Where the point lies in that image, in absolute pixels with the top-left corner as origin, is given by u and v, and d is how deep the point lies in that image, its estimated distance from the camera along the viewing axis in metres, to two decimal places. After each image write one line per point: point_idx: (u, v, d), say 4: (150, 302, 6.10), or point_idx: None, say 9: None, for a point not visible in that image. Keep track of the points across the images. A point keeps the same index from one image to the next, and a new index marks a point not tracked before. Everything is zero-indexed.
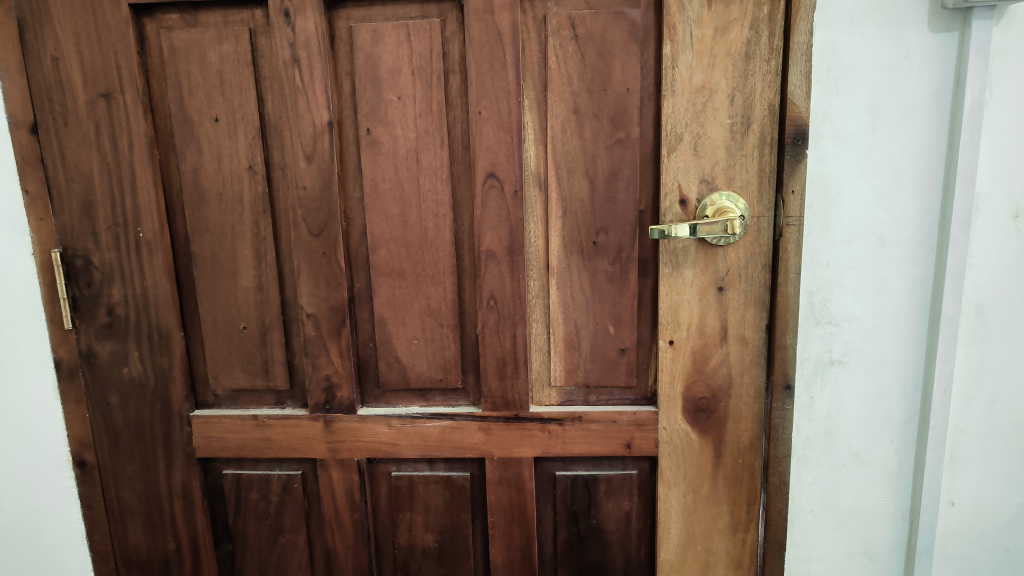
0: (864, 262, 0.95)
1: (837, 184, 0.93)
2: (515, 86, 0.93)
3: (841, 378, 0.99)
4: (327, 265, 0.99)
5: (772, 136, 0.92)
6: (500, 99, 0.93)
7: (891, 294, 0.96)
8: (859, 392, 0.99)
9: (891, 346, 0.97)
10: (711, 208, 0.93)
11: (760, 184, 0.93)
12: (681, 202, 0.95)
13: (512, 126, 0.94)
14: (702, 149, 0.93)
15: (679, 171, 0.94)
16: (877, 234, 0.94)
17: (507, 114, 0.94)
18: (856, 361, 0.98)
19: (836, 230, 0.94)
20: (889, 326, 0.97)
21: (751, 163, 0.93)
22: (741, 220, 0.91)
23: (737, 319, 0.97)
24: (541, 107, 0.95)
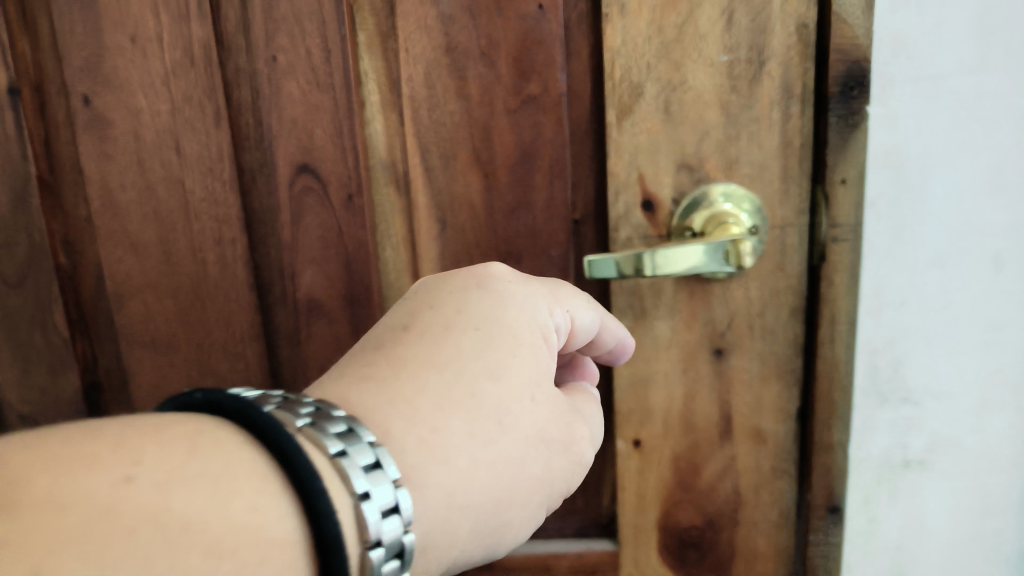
0: (964, 302, 0.56)
1: (920, 169, 0.53)
2: (333, 8, 0.51)
3: (922, 488, 0.61)
4: (42, 337, 0.60)
5: (805, 81, 0.50)
6: (311, 33, 0.51)
7: (1008, 352, 0.57)
8: (950, 507, 0.62)
9: (1004, 435, 0.60)
10: (704, 216, 0.52)
11: (783, 172, 0.52)
12: (645, 204, 0.54)
13: (333, 79, 0.52)
14: (678, 109, 0.52)
15: (638, 150, 0.53)
16: (988, 254, 0.55)
17: (322, 59, 0.52)
18: (944, 458, 0.61)
19: (916, 250, 0.55)
20: (1002, 403, 0.59)
21: (768, 131, 0.52)
22: (753, 239, 0.51)
23: (745, 402, 0.58)
24: (389, 47, 0.53)
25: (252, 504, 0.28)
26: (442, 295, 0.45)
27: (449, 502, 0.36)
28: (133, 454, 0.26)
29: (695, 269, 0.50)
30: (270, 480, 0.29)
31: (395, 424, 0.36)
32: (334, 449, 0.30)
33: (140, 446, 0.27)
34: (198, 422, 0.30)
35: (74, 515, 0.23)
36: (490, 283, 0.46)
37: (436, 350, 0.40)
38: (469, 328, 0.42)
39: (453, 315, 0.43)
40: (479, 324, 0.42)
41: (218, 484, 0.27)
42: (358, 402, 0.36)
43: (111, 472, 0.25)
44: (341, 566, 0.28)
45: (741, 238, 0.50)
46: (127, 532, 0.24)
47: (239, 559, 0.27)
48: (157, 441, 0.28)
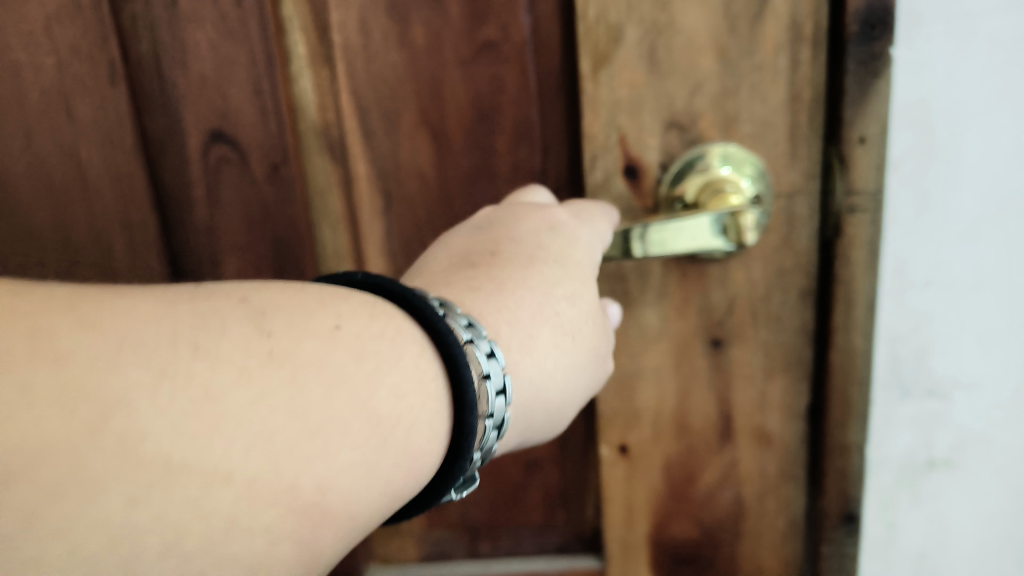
0: (1002, 280, 0.48)
1: (954, 124, 0.44)
2: None
3: (950, 489, 0.54)
4: None
5: (817, 20, 0.42)
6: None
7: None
8: (981, 511, 0.54)
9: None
10: (699, 184, 0.44)
11: (791, 131, 0.44)
12: (628, 171, 0.45)
13: (248, 27, 0.43)
14: (666, 57, 0.43)
15: (620, 106, 0.44)
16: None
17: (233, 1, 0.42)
18: (974, 457, 0.53)
19: (947, 220, 0.46)
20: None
21: (774, 81, 0.43)
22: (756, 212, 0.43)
23: (748, 400, 0.50)
24: None
25: (416, 379, 0.28)
26: (508, 220, 0.41)
27: (536, 400, 0.35)
28: (316, 311, 0.27)
29: (686, 247, 0.42)
30: (428, 350, 0.29)
31: (502, 326, 0.34)
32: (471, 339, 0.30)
33: (317, 310, 0.27)
34: (347, 299, 0.28)
35: (256, 365, 0.24)
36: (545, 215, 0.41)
37: (522, 272, 0.37)
38: (546, 262, 0.38)
39: (521, 240, 0.39)
40: (556, 256, 0.39)
41: (384, 356, 0.27)
42: (474, 308, 0.34)
43: (324, 319, 0.27)
44: (471, 423, 0.29)
45: (744, 209, 0.41)
46: (302, 402, 0.24)
47: (388, 433, 0.27)
48: (333, 302, 0.28)
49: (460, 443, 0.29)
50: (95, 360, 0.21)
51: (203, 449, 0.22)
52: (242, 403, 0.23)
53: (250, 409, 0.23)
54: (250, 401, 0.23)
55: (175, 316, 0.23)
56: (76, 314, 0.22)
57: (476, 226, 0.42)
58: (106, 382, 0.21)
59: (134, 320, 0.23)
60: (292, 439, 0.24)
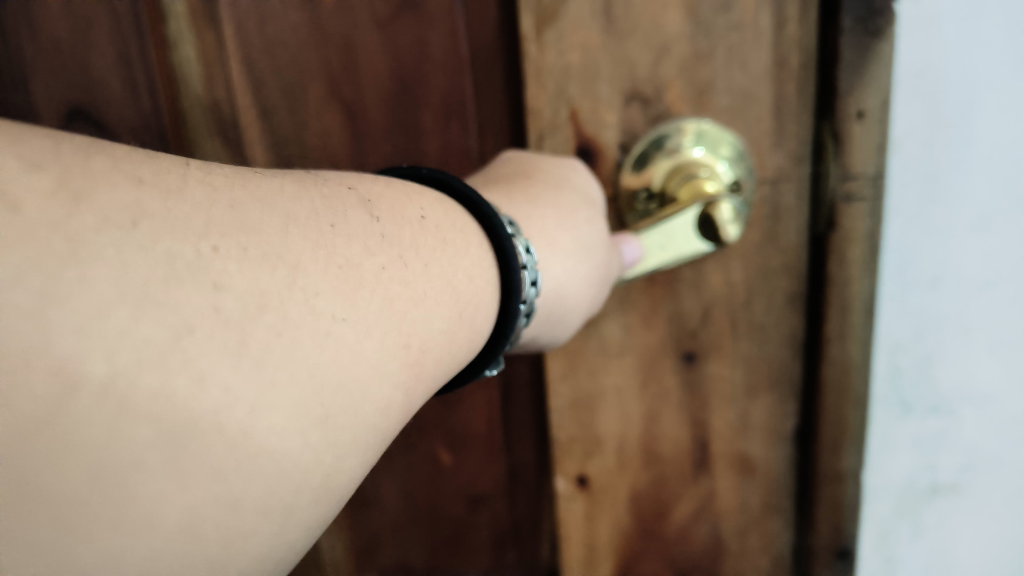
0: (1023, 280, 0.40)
1: (966, 93, 0.37)
2: None
3: (959, 518, 0.46)
4: None
5: None
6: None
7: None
8: (997, 544, 0.46)
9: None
10: (665, 174, 0.37)
11: (775, 105, 0.36)
12: (583, 156, 0.37)
13: None
14: (625, 14, 0.35)
15: (570, 74, 0.36)
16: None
17: None
18: (988, 484, 0.45)
19: (956, 209, 0.39)
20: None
21: (757, 43, 0.35)
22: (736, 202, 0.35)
23: (727, 423, 0.42)
24: None
25: (479, 263, 0.26)
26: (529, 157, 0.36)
27: (562, 299, 0.32)
28: (399, 201, 0.24)
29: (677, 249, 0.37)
30: (484, 243, 0.27)
31: (536, 231, 0.32)
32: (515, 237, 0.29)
33: (394, 199, 0.24)
34: (419, 194, 0.26)
35: (362, 248, 0.21)
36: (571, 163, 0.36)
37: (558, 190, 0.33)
38: (573, 189, 0.34)
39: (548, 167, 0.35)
40: (580, 185, 0.35)
41: (459, 246, 0.26)
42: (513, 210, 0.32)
43: (411, 210, 0.24)
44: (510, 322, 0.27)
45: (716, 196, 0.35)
46: (399, 287, 0.22)
47: (459, 313, 0.24)
48: (401, 194, 0.25)
49: (499, 329, 0.27)
50: (257, 229, 0.18)
51: (333, 331, 0.19)
52: (363, 275, 0.21)
53: (365, 299, 0.20)
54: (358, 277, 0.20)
55: (301, 192, 0.21)
56: (230, 185, 0.19)
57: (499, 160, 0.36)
58: (267, 263, 0.18)
59: (273, 190, 0.20)
60: (396, 319, 0.21)
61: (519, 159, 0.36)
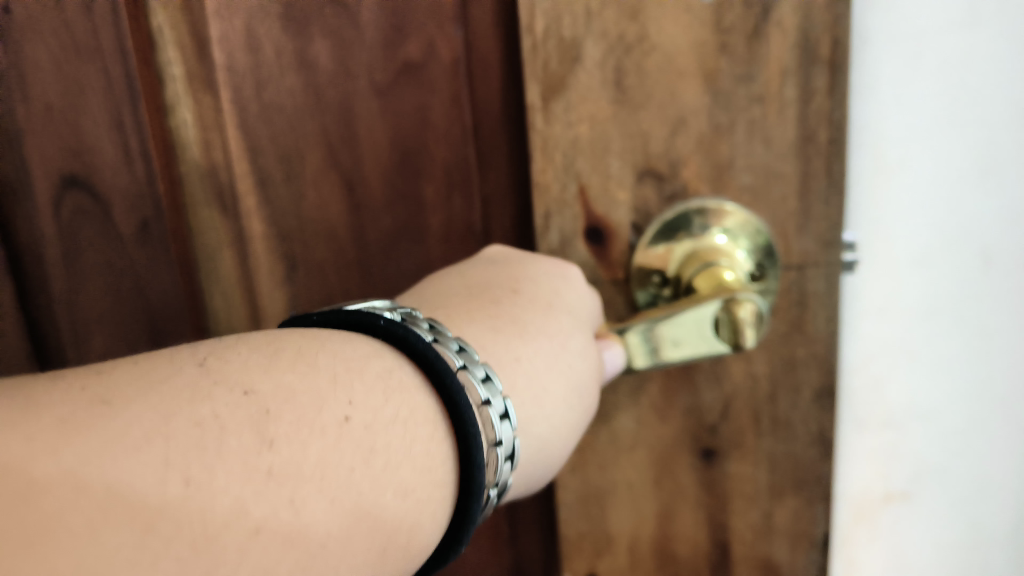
0: (965, 290, 0.37)
1: (930, 93, 0.34)
2: None
3: (909, 543, 0.43)
4: None
5: (836, 34, 0.32)
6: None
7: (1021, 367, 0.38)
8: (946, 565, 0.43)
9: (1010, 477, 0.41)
10: (682, 264, 0.34)
11: (801, 182, 0.34)
12: (592, 235, 0.35)
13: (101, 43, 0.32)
14: (637, 83, 0.33)
15: (580, 148, 0.34)
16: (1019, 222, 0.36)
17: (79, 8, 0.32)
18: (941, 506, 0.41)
19: (901, 219, 0.36)
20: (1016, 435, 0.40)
21: (780, 119, 0.33)
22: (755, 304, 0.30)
23: (750, 526, 0.38)
24: None
25: (424, 434, 0.22)
26: (514, 263, 0.33)
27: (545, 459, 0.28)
28: (309, 359, 0.21)
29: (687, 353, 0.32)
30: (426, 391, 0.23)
31: (520, 376, 0.28)
32: (466, 366, 0.24)
33: (318, 359, 0.22)
34: (338, 343, 0.22)
35: (258, 439, 0.19)
36: (559, 267, 0.32)
37: (543, 321, 0.30)
38: (564, 311, 0.31)
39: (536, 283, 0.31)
40: (569, 303, 0.31)
41: (384, 401, 0.22)
42: (493, 353, 0.28)
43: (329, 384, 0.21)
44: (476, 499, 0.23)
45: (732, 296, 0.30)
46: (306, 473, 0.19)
47: (395, 481, 0.21)
48: (326, 350, 0.22)
49: (461, 502, 0.23)
50: (125, 441, 0.17)
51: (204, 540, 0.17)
52: (259, 474, 0.18)
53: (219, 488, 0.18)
54: (272, 448, 0.19)
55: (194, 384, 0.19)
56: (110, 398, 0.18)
57: (472, 268, 0.33)
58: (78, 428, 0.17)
59: (151, 395, 0.18)
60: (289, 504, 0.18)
61: (501, 270, 0.32)
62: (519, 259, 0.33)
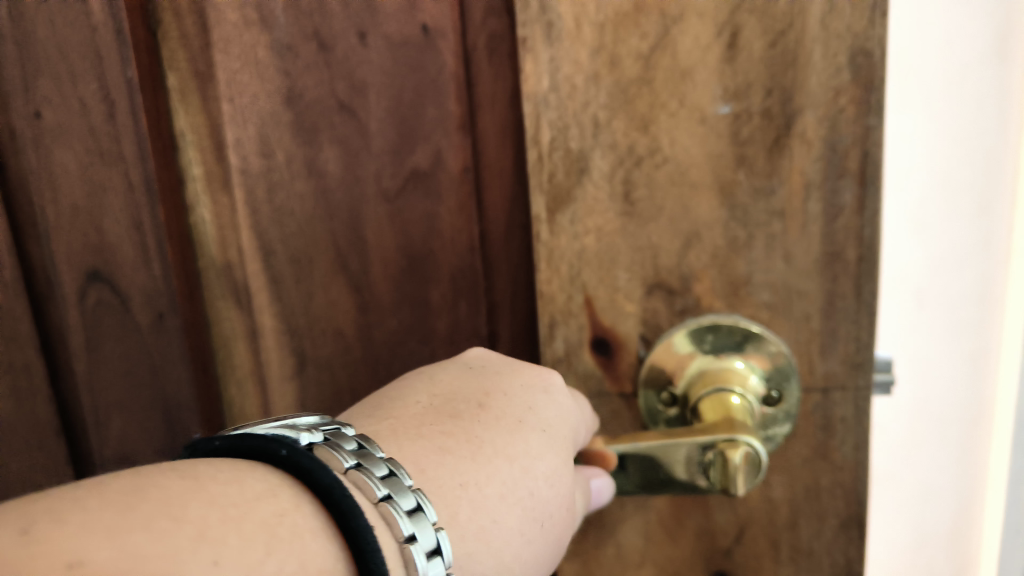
0: (974, 226, 0.43)
1: (963, 120, 0.41)
2: (108, 40, 0.33)
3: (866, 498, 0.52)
4: None
5: (866, 148, 0.30)
6: (85, 80, 0.33)
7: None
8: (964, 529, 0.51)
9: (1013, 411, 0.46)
10: (687, 383, 0.32)
11: (826, 302, 0.31)
12: (598, 348, 0.33)
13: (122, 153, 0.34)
14: (647, 196, 0.31)
15: (586, 260, 0.32)
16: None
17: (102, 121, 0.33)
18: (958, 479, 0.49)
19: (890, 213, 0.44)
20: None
21: (803, 237, 0.31)
22: (755, 450, 0.28)
23: None
24: (202, 96, 0.34)
25: None
26: (494, 371, 0.31)
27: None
28: (190, 498, 0.20)
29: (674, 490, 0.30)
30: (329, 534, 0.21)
31: (463, 504, 0.26)
32: (389, 497, 0.23)
33: (187, 509, 0.20)
34: (231, 481, 0.21)
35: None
36: (541, 375, 0.31)
37: (506, 438, 0.28)
38: (536, 429, 0.29)
39: (513, 395, 0.30)
40: (546, 419, 0.29)
41: (274, 549, 0.20)
42: (435, 477, 0.26)
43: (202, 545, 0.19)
44: None
45: (728, 438, 0.28)
46: None
47: None
48: (204, 496, 0.20)
49: None
50: None
51: None
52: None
53: None
54: None
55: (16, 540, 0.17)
56: None
57: (447, 373, 0.32)
58: None
59: None
60: None
61: (477, 378, 0.31)
62: (501, 367, 0.32)
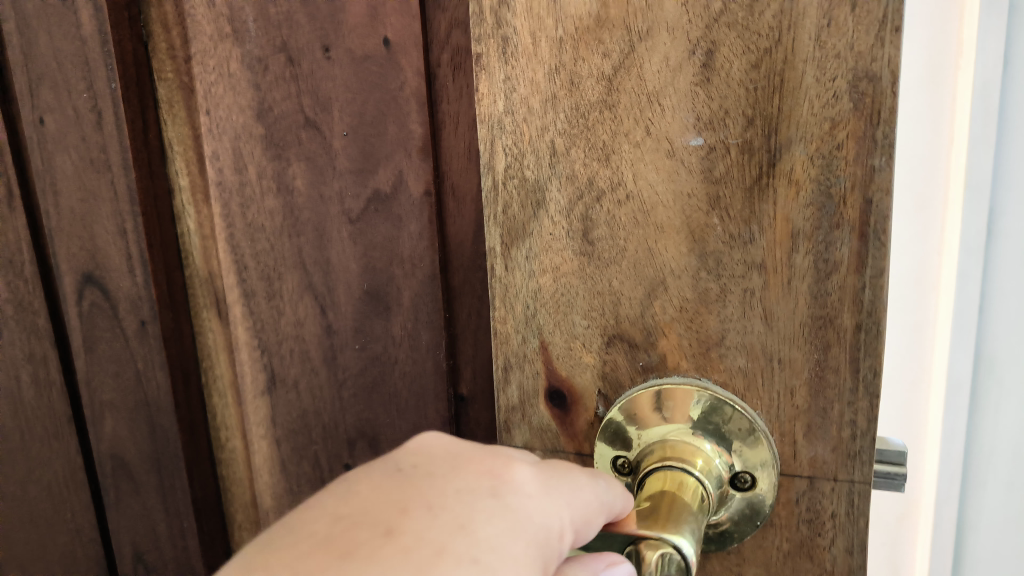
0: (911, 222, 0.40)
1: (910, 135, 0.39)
2: None
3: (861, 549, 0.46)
4: None
5: (870, 194, 0.24)
6: None
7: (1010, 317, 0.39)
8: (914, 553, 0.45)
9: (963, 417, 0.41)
10: (641, 452, 0.28)
11: (815, 376, 0.26)
12: (552, 398, 0.30)
13: None
14: (607, 235, 0.27)
15: (541, 300, 0.29)
16: (986, 238, 0.38)
17: None
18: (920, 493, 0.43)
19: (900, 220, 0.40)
20: (1007, 398, 0.40)
21: (786, 297, 0.25)
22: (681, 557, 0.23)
23: None
24: None
25: None
26: (428, 472, 0.23)
27: None
28: None
29: None
30: None
31: None
32: None
33: None
34: None
35: None
36: (490, 478, 0.23)
37: None
38: (464, 561, 0.20)
39: (445, 509, 0.21)
40: (485, 545, 0.20)
41: None
42: None
43: None
44: None
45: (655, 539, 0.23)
46: None
47: None
48: None
49: None
50: None
51: None
52: None
53: None
54: None
55: None
56: None
57: (366, 481, 0.22)
58: None
59: None
60: None
61: (403, 481, 0.22)
62: (440, 461, 0.23)
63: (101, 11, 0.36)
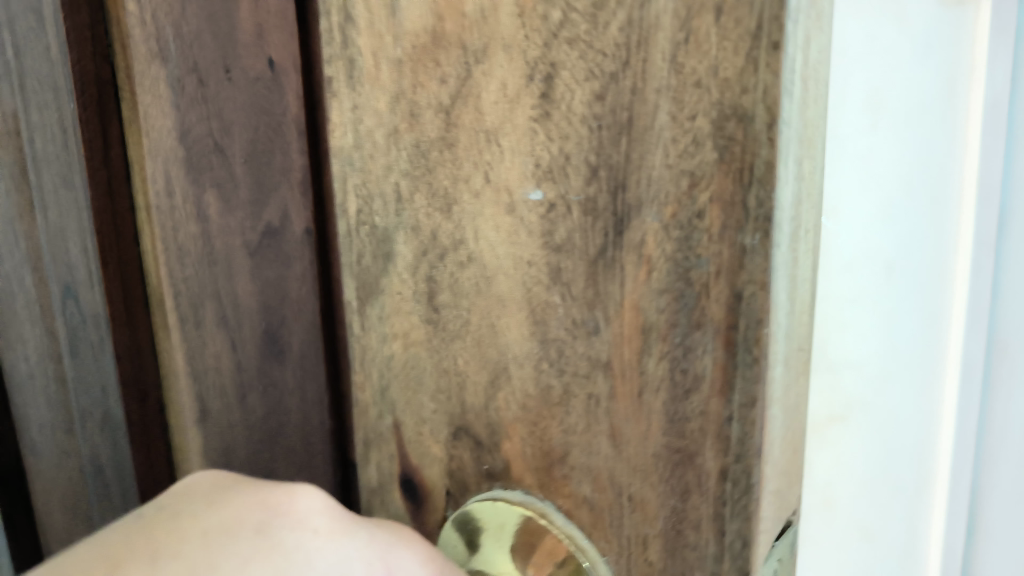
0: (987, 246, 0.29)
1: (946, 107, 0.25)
2: (54, 70, 0.34)
3: None
4: None
5: (739, 286, 0.16)
6: (44, 108, 0.35)
7: None
8: None
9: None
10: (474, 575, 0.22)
11: (672, 529, 0.18)
12: (406, 487, 0.25)
13: (68, 178, 0.35)
14: (452, 304, 0.22)
15: (392, 370, 0.24)
16: None
17: (56, 146, 0.35)
18: None
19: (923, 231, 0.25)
20: None
21: (636, 413, 0.19)
22: None
23: None
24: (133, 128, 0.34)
25: None
26: (177, 512, 0.21)
27: None
28: None
29: None
30: None
31: None
32: None
33: None
34: None
35: None
36: (263, 508, 0.21)
37: None
38: None
39: (192, 546, 0.19)
40: None
41: None
42: None
43: None
44: None
45: None
46: None
47: None
48: None
49: None
50: None
51: None
52: None
53: None
54: None
55: None
56: None
57: (106, 535, 0.20)
58: None
59: None
60: None
61: (143, 527, 0.20)
62: (204, 500, 0.21)
63: (56, 33, 0.33)
